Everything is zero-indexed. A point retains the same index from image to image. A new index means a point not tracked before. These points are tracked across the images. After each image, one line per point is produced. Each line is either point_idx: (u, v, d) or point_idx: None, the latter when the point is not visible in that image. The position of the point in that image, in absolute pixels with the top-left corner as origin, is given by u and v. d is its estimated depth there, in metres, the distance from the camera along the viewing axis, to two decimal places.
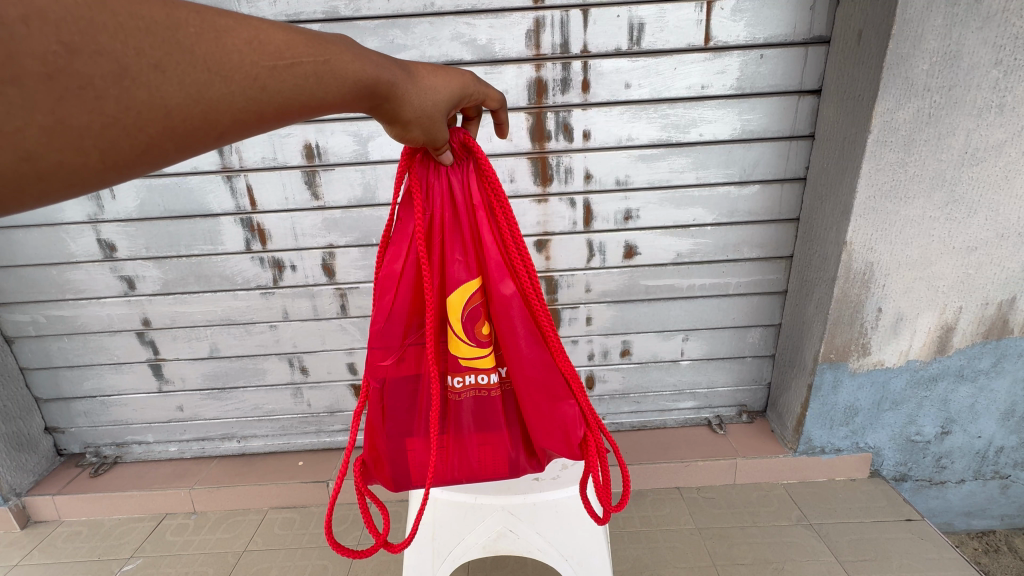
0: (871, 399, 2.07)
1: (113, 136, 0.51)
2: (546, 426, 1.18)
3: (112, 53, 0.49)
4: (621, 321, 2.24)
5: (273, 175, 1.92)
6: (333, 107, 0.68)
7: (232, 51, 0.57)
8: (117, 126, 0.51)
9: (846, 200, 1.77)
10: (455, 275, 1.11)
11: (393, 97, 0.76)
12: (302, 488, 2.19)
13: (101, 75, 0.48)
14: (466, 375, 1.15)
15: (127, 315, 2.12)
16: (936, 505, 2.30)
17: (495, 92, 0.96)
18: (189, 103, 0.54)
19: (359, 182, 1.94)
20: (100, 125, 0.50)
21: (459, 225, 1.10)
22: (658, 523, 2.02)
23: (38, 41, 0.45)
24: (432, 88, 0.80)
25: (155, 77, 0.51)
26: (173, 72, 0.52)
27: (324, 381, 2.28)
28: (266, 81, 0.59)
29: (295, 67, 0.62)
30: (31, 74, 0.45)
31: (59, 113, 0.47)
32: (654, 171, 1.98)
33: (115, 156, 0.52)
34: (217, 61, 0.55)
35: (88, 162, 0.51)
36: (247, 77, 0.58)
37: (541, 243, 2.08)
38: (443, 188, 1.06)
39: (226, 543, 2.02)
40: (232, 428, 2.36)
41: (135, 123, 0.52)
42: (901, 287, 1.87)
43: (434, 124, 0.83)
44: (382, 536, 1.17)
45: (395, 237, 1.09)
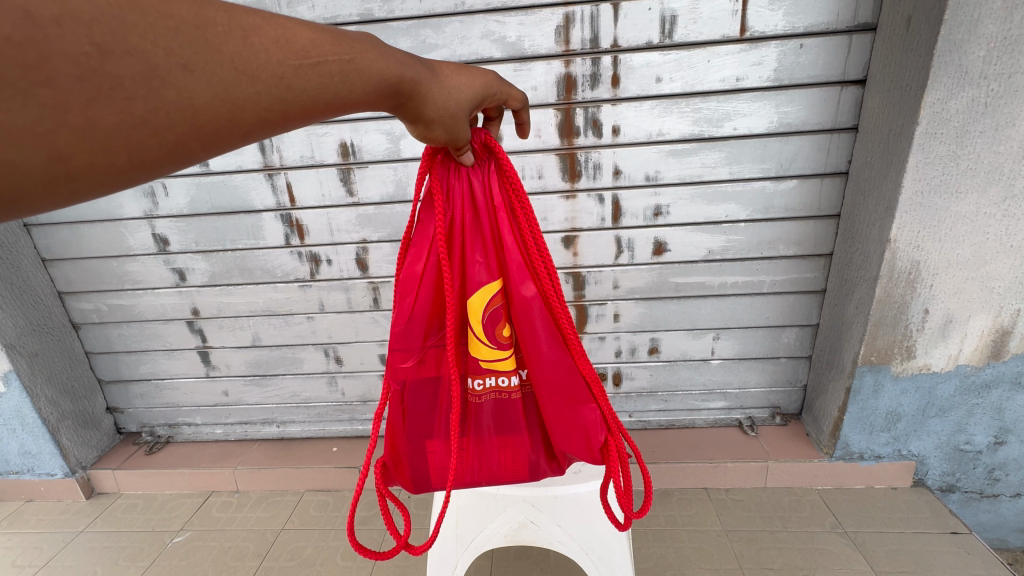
0: (916, 405, 1.97)
1: (142, 136, 0.55)
2: (567, 429, 1.20)
3: (142, 53, 0.52)
4: (649, 319, 2.22)
5: (311, 173, 2.01)
6: (355, 105, 0.72)
7: (260, 50, 0.61)
8: (145, 126, 0.54)
9: (890, 195, 1.69)
10: (476, 277, 1.14)
11: (416, 95, 0.79)
12: (336, 472, 2.28)
13: (131, 76, 0.52)
14: (486, 378, 1.18)
15: (178, 304, 2.27)
16: (988, 520, 2.17)
17: (517, 92, 0.99)
18: (217, 102, 0.58)
19: (392, 179, 2.00)
20: (130, 125, 0.53)
21: (480, 226, 1.13)
22: (684, 522, 2.00)
23: (71, 43, 0.48)
24: (455, 87, 0.84)
25: (184, 77, 0.55)
26: (202, 72, 0.56)
27: (357, 370, 2.37)
28: (292, 80, 0.63)
29: (321, 65, 0.66)
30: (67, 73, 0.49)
31: (90, 113, 0.51)
32: (685, 167, 1.94)
33: (142, 155, 0.56)
34: (243, 60, 0.59)
35: (116, 162, 0.54)
36: (274, 76, 0.62)
37: (568, 240, 2.08)
38: (464, 189, 1.09)
39: (265, 521, 2.14)
40: (272, 413, 2.49)
41: (163, 123, 0.55)
42: (950, 287, 1.77)
43: (457, 123, 0.86)
44: (402, 539, 1.22)
45: (416, 238, 1.14)
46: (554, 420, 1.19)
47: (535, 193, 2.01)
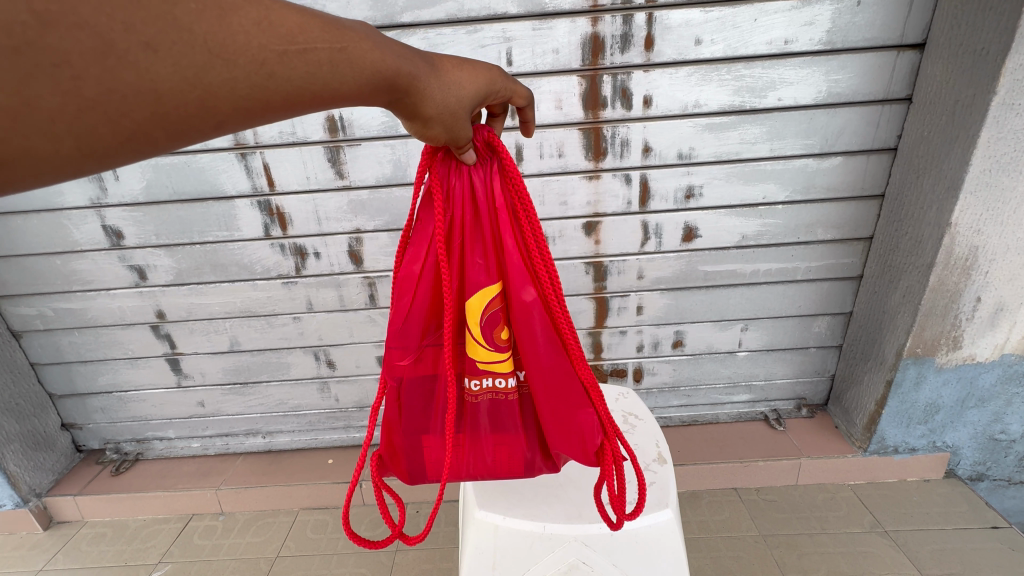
0: (956, 396, 1.88)
1: (91, 120, 0.48)
2: (561, 436, 1.03)
3: (96, 27, 0.45)
4: (674, 310, 2.04)
5: (293, 152, 1.71)
6: (345, 97, 0.63)
7: (240, 31, 0.53)
8: (98, 111, 0.48)
9: (954, 174, 1.52)
10: (473, 278, 0.96)
11: (414, 92, 0.69)
12: (333, 488, 2.06)
13: (79, 52, 0.45)
14: (483, 378, 1.01)
15: (140, 307, 1.96)
16: (1013, 506, 2.14)
17: (522, 89, 0.85)
18: (185, 87, 0.51)
19: (389, 159, 1.73)
20: (77, 108, 0.47)
21: (481, 229, 0.94)
22: (717, 528, 1.87)
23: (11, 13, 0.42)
24: (456, 83, 0.72)
25: (146, 57, 0.48)
26: (167, 52, 0.49)
27: (352, 374, 2.12)
28: (274, 67, 0.55)
29: (307, 53, 0.57)
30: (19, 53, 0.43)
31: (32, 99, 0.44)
32: (722, 143, 1.74)
33: (93, 142, 0.49)
34: (218, 42, 0.51)
35: (61, 149, 0.48)
36: (253, 62, 0.54)
37: (590, 226, 1.86)
38: (462, 187, 0.91)
39: (257, 548, 1.91)
40: (256, 423, 2.23)
41: (119, 107, 0.48)
42: (1006, 274, 1.65)
43: (458, 122, 0.74)
44: (397, 527, 1.11)
45: (415, 238, 0.95)
46: (550, 425, 1.02)
47: (554, 174, 1.77)
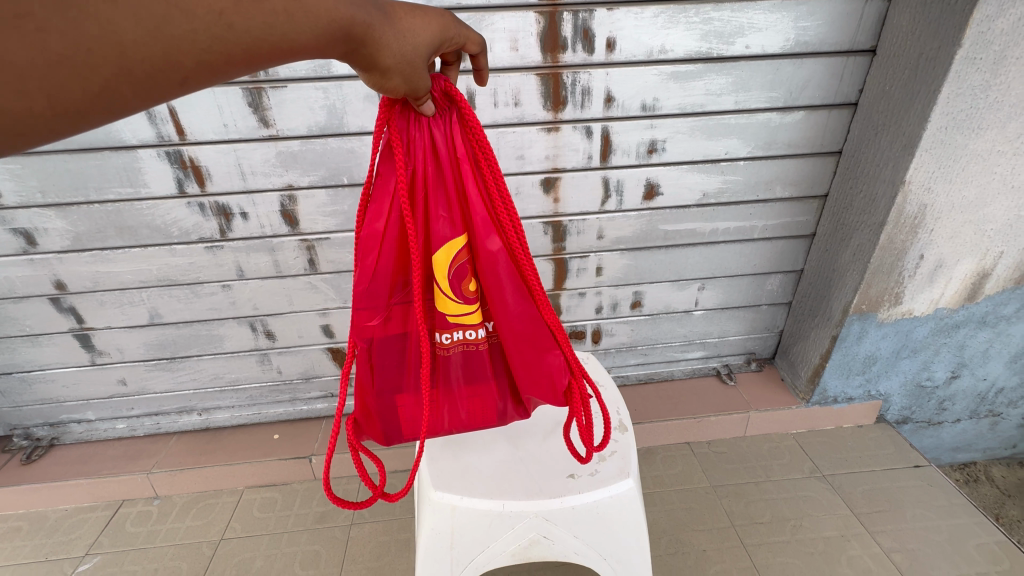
0: (892, 348, 1.98)
1: (64, 75, 0.51)
2: (531, 380, 1.07)
3: None
4: (634, 271, 2.00)
5: (204, 93, 1.46)
6: (305, 50, 0.65)
7: None
8: (69, 65, 0.51)
9: (911, 132, 1.51)
10: (439, 233, 0.94)
11: (370, 42, 0.69)
12: (279, 465, 1.95)
13: (42, 5, 0.49)
14: (454, 332, 1.00)
15: (33, 277, 1.69)
16: (929, 443, 2.35)
17: (475, 36, 0.82)
18: (149, 41, 0.54)
19: (322, 105, 1.51)
20: (49, 64, 0.50)
21: (444, 183, 0.92)
22: (671, 483, 1.92)
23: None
24: (411, 31, 0.71)
25: (108, 11, 0.52)
26: (126, 5, 0.52)
27: (294, 345, 1.97)
28: (231, 18, 0.58)
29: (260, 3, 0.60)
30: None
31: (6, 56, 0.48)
32: (686, 94, 1.64)
33: (70, 98, 0.53)
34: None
35: (42, 105, 0.52)
36: (210, 13, 0.57)
37: (549, 183, 1.74)
38: (423, 142, 0.87)
39: (198, 531, 1.79)
40: (189, 400, 2.04)
41: (87, 61, 0.52)
42: (948, 231, 1.69)
43: (416, 72, 0.74)
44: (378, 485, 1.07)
45: (376, 194, 0.89)
46: (518, 370, 1.06)
47: (510, 125, 1.62)
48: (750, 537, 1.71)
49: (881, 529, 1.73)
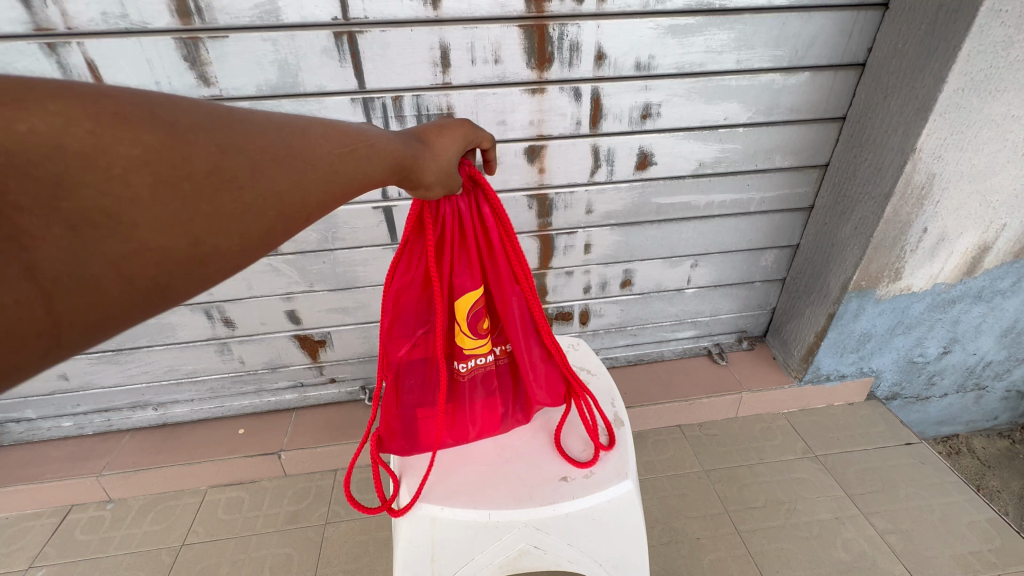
0: (887, 325, 1.92)
1: (249, 220, 0.50)
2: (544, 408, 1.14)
3: (249, 150, 0.51)
4: (624, 248, 1.87)
5: (128, 43, 1.24)
6: (372, 186, 0.66)
7: (318, 143, 0.59)
8: (255, 212, 0.51)
9: (925, 94, 1.39)
10: (460, 287, 0.98)
11: (416, 165, 0.74)
12: (246, 462, 1.81)
13: (244, 169, 0.50)
14: (471, 360, 1.03)
15: None
16: (915, 418, 2.35)
17: (490, 136, 0.90)
18: (304, 191, 0.55)
19: (271, 60, 1.30)
20: (241, 213, 0.50)
21: (465, 248, 0.96)
22: (663, 468, 1.86)
23: (203, 145, 0.47)
24: (443, 150, 0.79)
25: (279, 171, 0.53)
26: (289, 166, 0.54)
27: (257, 333, 1.79)
28: (342, 167, 0.61)
29: (359, 152, 0.63)
30: (195, 172, 0.46)
31: (193, 207, 0.46)
32: (685, 51, 1.48)
33: (250, 240, 0.51)
34: (316, 155, 0.58)
35: (231, 247, 0.49)
36: (332, 166, 0.59)
37: (533, 151, 1.58)
38: (451, 212, 0.91)
39: (157, 537, 1.64)
40: (143, 395, 1.86)
41: (264, 209, 0.52)
42: (954, 203, 1.60)
43: (450, 177, 0.81)
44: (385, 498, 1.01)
45: (405, 258, 0.94)
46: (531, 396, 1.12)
47: (489, 85, 1.44)
48: (744, 523, 1.66)
49: (874, 510, 1.69)
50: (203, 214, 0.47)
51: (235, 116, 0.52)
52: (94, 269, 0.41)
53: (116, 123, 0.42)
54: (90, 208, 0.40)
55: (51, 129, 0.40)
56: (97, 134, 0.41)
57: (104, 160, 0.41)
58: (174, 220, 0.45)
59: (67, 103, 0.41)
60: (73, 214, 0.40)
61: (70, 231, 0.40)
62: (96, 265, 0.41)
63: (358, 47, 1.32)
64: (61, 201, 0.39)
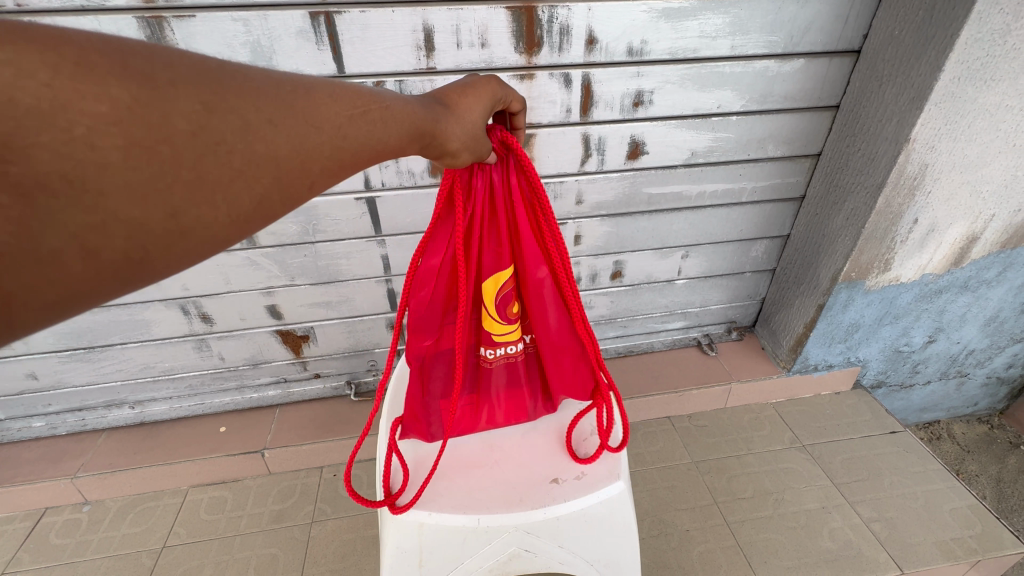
0: (875, 315, 1.92)
1: (237, 187, 0.48)
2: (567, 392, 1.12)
3: (238, 111, 0.48)
4: (615, 239, 1.83)
5: (85, 23, 1.15)
6: (382, 151, 0.63)
7: (318, 104, 0.56)
8: (243, 178, 0.49)
9: (921, 82, 1.36)
10: (488, 265, 0.96)
11: (436, 133, 0.70)
12: (228, 461, 1.76)
13: (232, 132, 0.47)
14: (498, 348, 1.03)
15: None
16: (898, 405, 2.38)
17: (517, 96, 0.85)
18: (298, 156, 0.53)
19: (243, 42, 1.23)
20: (229, 179, 0.48)
21: (497, 223, 0.94)
22: (652, 460, 1.85)
23: (184, 103, 0.45)
24: (466, 113, 0.74)
25: (271, 132, 0.51)
26: (283, 126, 0.52)
27: (236, 329, 1.73)
28: (344, 130, 0.58)
29: (364, 114, 0.61)
30: (174, 132, 0.44)
31: (172, 173, 0.44)
32: (679, 36, 1.43)
33: (239, 208, 0.49)
34: (309, 117, 0.55)
35: (218, 215, 0.47)
36: (333, 128, 0.57)
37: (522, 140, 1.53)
38: (484, 186, 0.89)
39: (137, 539, 1.60)
40: (118, 393, 1.80)
41: (253, 174, 0.49)
42: (945, 193, 1.59)
43: (478, 143, 0.78)
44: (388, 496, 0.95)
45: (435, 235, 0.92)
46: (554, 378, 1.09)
47: (476, 71, 1.38)
48: (733, 514, 1.66)
49: (859, 499, 1.71)
50: (183, 181, 0.45)
51: (220, 73, 0.49)
52: (58, 242, 0.39)
53: (81, 78, 0.41)
54: (50, 171, 0.38)
55: (6, 85, 0.38)
56: (60, 90, 0.40)
57: (64, 120, 0.39)
58: (150, 186, 0.43)
59: (28, 54, 0.40)
60: (23, 178, 0.37)
61: (27, 200, 0.38)
62: (59, 239, 0.39)
63: (336, 28, 1.24)
64: (12, 165, 0.37)
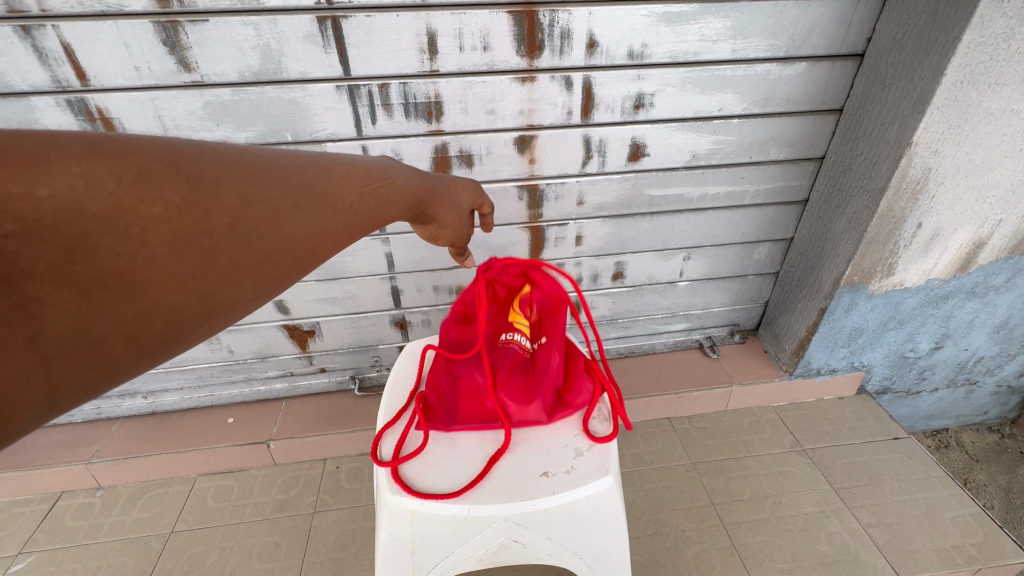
0: (879, 319, 1.91)
1: (267, 268, 0.45)
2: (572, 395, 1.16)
3: (271, 196, 0.46)
4: (616, 240, 1.85)
5: (104, 27, 1.20)
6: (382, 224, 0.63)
7: (335, 182, 0.55)
8: (272, 261, 0.45)
9: (923, 87, 1.36)
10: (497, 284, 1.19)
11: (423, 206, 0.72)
12: (235, 451, 1.81)
13: (264, 215, 0.45)
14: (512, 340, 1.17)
15: None
16: (905, 412, 2.35)
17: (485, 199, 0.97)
18: (323, 235, 0.51)
19: (253, 45, 1.27)
20: (259, 262, 0.44)
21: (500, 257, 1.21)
22: (651, 460, 1.86)
23: (225, 197, 0.43)
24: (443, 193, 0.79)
25: (300, 213, 0.48)
26: (308, 207, 0.50)
27: (245, 323, 1.78)
28: (360, 205, 0.57)
29: (375, 189, 0.60)
30: (214, 229, 0.41)
31: (208, 261, 0.41)
32: (679, 40, 1.44)
33: (265, 286, 0.46)
34: (335, 198, 0.54)
35: (242, 296, 0.44)
36: (351, 203, 0.55)
37: (524, 141, 1.55)
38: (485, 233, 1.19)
39: (147, 524, 1.66)
40: (131, 383, 1.86)
41: (283, 254, 0.46)
42: (950, 198, 1.58)
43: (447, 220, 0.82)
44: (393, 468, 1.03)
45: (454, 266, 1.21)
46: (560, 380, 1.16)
47: (478, 73, 1.41)
48: (729, 516, 1.67)
49: (859, 504, 1.70)
50: (221, 269, 0.42)
51: (250, 166, 0.47)
52: (106, 329, 0.36)
53: (139, 185, 0.39)
54: (106, 269, 0.35)
55: (74, 194, 0.35)
56: (121, 196, 0.37)
57: (122, 221, 0.37)
58: (194, 278, 0.40)
59: (94, 164, 0.38)
60: (84, 277, 0.34)
61: (83, 295, 0.34)
62: (109, 325, 0.36)
63: (343, 32, 1.28)
64: (75, 263, 0.34)
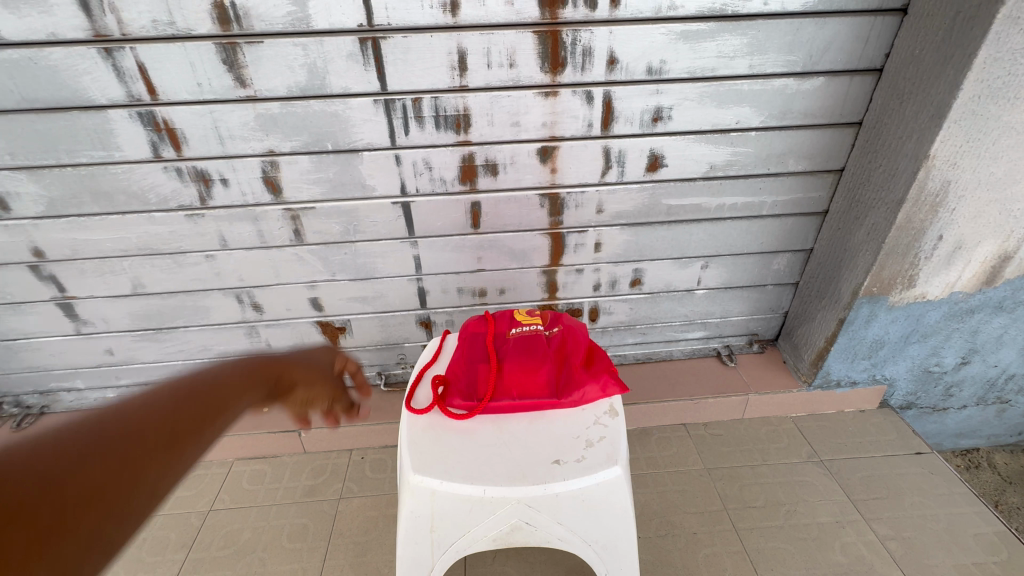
0: (901, 332, 1.90)
1: (103, 506, 0.51)
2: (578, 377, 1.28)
3: (92, 462, 0.52)
4: (634, 247, 1.91)
5: (174, 48, 1.35)
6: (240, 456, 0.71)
7: (155, 420, 0.60)
8: (104, 498, 0.51)
9: (940, 101, 1.38)
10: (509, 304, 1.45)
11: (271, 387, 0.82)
12: (268, 438, 1.93)
13: (97, 490, 0.51)
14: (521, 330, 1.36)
15: (10, 244, 1.63)
16: (931, 429, 2.30)
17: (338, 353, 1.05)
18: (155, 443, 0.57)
19: (301, 64, 1.40)
20: (92, 500, 0.50)
21: None
22: (665, 464, 1.89)
23: (47, 480, 0.48)
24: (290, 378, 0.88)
25: (123, 454, 0.54)
26: (139, 443, 0.56)
27: (283, 318, 1.92)
28: (191, 419, 0.63)
29: (210, 412, 0.66)
30: (35, 500, 0.47)
31: (41, 537, 0.46)
32: (697, 56, 1.51)
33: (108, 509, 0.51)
34: (153, 427, 0.59)
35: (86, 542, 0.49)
36: (173, 419, 0.61)
37: (546, 152, 1.64)
38: None
39: (188, 502, 1.79)
40: (178, 371, 2.01)
41: (117, 491, 0.52)
42: (972, 211, 1.58)
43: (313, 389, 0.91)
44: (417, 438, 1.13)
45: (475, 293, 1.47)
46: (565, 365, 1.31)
47: (504, 88, 1.51)
48: (742, 522, 1.68)
49: (876, 516, 1.69)
50: (59, 513, 0.48)
51: (80, 430, 0.53)
52: None
53: None
54: None
55: None
56: None
57: None
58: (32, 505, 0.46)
59: None
60: None
61: None
62: None
63: (381, 51, 1.40)
64: None
